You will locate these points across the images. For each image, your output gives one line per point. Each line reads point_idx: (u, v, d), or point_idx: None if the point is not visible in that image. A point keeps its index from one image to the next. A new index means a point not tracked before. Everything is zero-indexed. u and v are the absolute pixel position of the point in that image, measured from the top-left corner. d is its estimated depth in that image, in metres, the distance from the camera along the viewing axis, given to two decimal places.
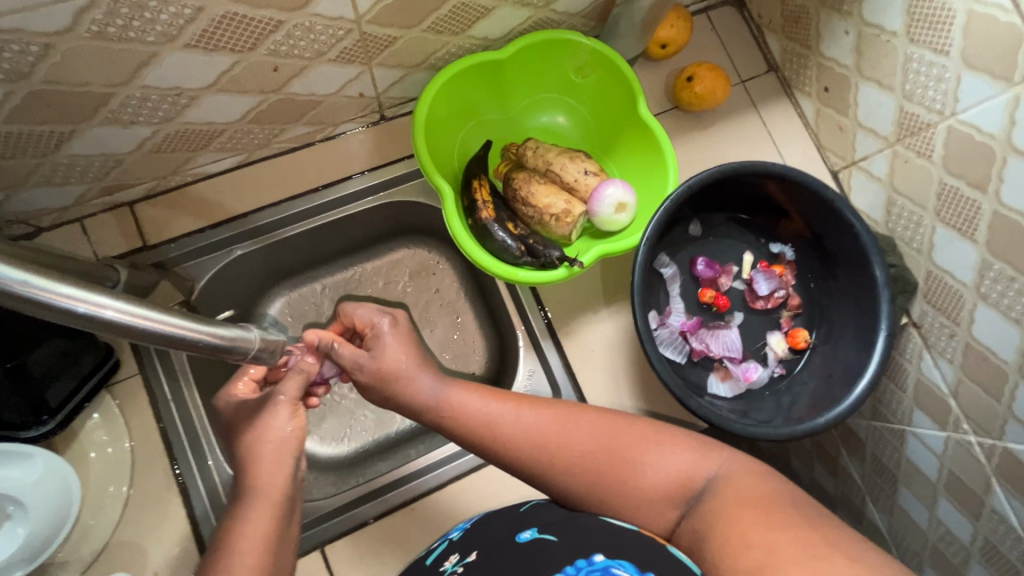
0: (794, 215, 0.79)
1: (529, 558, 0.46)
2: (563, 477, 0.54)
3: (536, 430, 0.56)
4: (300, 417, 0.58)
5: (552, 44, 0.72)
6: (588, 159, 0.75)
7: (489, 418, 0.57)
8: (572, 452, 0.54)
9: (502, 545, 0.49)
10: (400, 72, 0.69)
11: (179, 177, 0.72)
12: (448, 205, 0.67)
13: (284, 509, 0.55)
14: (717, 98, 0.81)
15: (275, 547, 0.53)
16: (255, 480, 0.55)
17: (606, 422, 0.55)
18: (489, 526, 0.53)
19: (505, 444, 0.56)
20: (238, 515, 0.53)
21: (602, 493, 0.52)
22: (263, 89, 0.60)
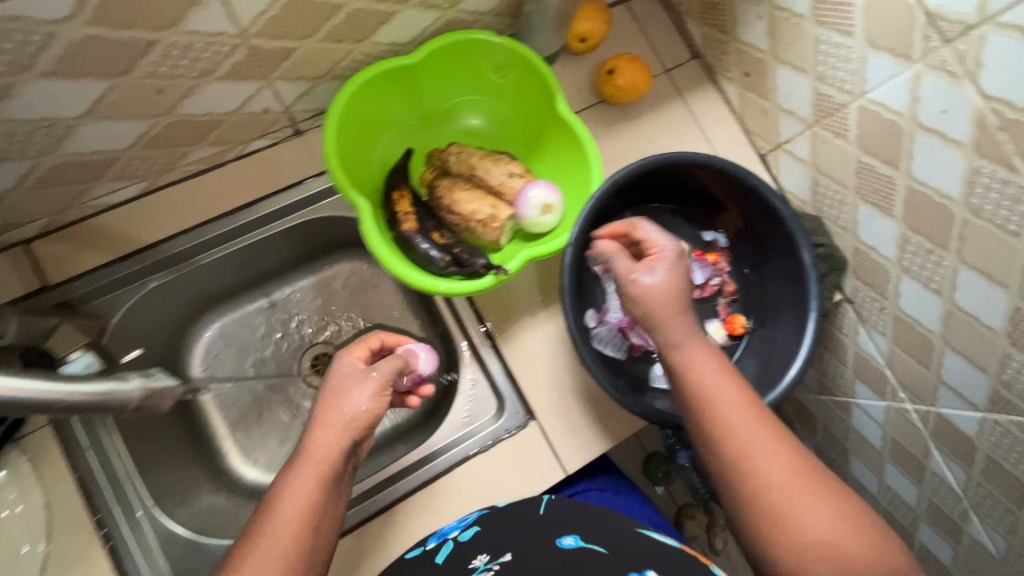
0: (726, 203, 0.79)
1: (576, 561, 0.58)
2: (723, 465, 0.57)
3: (750, 441, 0.57)
4: (379, 400, 0.62)
5: (465, 45, 0.70)
6: (512, 160, 0.73)
7: (721, 409, 0.58)
8: (765, 471, 0.55)
9: (546, 551, 0.60)
10: (306, 85, 0.66)
11: (79, 210, 0.67)
12: (366, 220, 0.64)
13: (332, 476, 0.59)
14: (640, 90, 0.80)
15: (315, 516, 0.56)
16: (308, 448, 0.59)
17: (812, 474, 0.56)
18: (510, 531, 0.63)
19: (720, 431, 0.58)
20: (292, 472, 0.58)
21: (765, 496, 0.55)
22: (151, 113, 0.57)
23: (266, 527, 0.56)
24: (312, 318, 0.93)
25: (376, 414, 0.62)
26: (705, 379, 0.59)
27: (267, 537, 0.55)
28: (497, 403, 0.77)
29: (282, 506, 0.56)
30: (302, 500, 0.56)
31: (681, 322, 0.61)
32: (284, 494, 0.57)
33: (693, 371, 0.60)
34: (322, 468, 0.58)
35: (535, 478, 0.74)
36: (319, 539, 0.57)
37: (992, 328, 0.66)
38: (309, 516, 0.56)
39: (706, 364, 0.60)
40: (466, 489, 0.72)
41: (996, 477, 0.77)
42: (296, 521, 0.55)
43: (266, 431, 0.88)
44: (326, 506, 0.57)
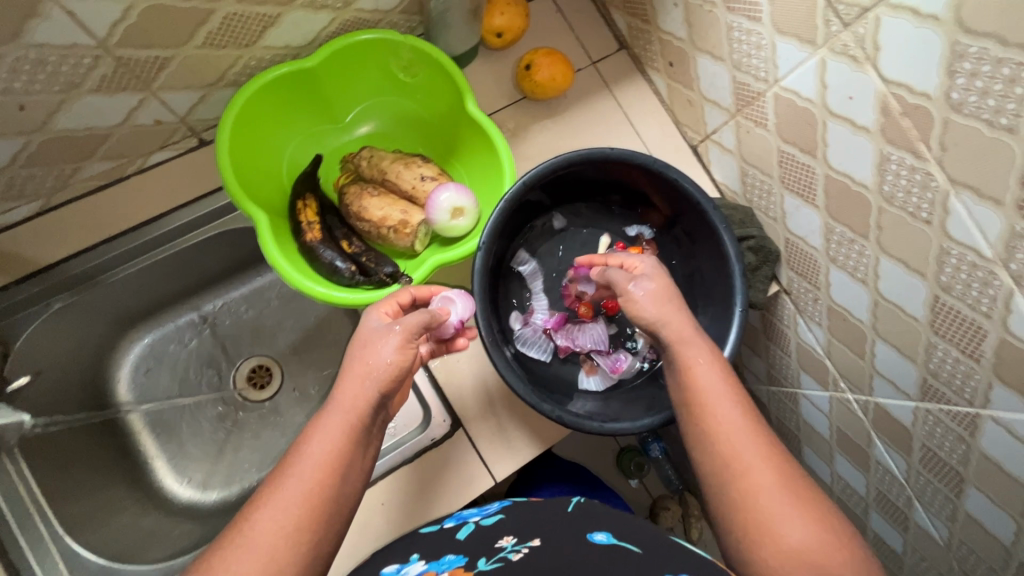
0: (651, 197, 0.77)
1: (606, 552, 0.51)
2: (713, 469, 0.52)
3: (743, 444, 0.51)
4: (406, 352, 0.53)
5: (367, 46, 0.67)
6: (425, 163, 0.71)
7: (712, 410, 0.53)
8: (752, 479, 0.50)
9: (578, 540, 0.53)
10: (197, 93, 0.63)
11: None
12: (263, 231, 0.62)
13: (360, 432, 0.51)
14: (560, 84, 0.78)
15: (337, 476, 0.49)
16: (337, 394, 0.52)
17: (804, 487, 0.50)
18: (539, 523, 0.58)
19: (712, 435, 0.53)
20: (321, 418, 0.52)
21: (750, 506, 0.49)
22: (21, 130, 0.54)
23: (284, 478, 0.48)
24: (243, 330, 0.91)
25: (404, 369, 0.53)
26: (695, 377, 0.55)
27: (289, 483, 0.48)
28: (423, 411, 0.74)
29: (304, 453, 0.49)
30: (327, 449, 0.49)
31: (680, 320, 0.57)
32: (310, 441, 0.50)
33: (691, 372, 0.55)
34: (350, 418, 0.51)
35: (462, 487, 0.72)
36: (343, 493, 0.50)
37: (916, 317, 0.65)
38: (334, 470, 0.49)
39: (706, 370, 0.55)
40: (389, 502, 0.71)
41: (933, 465, 0.75)
42: (319, 471, 0.48)
43: (198, 448, 0.86)
44: (354, 461, 0.51)
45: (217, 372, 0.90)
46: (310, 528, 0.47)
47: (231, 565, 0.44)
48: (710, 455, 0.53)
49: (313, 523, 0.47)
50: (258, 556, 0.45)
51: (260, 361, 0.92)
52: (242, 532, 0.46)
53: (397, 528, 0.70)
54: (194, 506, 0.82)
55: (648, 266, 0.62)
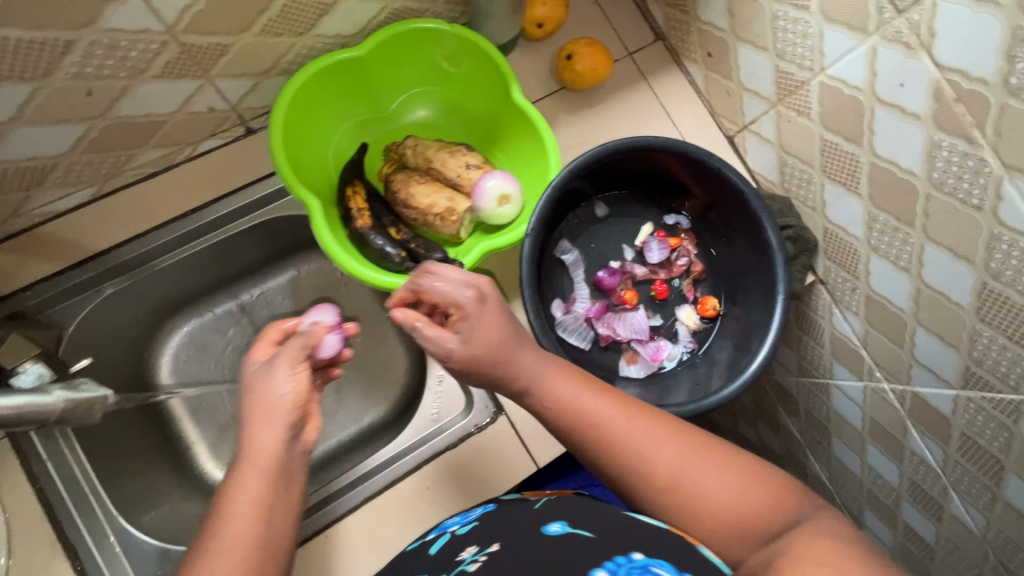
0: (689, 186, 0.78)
1: (559, 548, 0.44)
2: (617, 467, 0.50)
3: (622, 430, 0.50)
4: (299, 373, 0.55)
5: (415, 35, 0.68)
6: (469, 152, 0.72)
7: (589, 412, 0.52)
8: (658, 461, 0.49)
9: (529, 536, 0.47)
10: (250, 81, 0.64)
11: (25, 219, 0.66)
12: (317, 217, 0.63)
13: (279, 473, 0.50)
14: (600, 74, 0.79)
15: (268, 510, 0.48)
16: (247, 439, 0.51)
17: (683, 441, 0.49)
18: (502, 525, 0.50)
19: (590, 437, 0.51)
20: (233, 477, 0.50)
21: (668, 487, 0.48)
22: (86, 116, 0.55)
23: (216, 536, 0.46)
24: (280, 319, 0.92)
25: (304, 393, 0.54)
26: (555, 389, 0.53)
27: (212, 556, 0.44)
28: (465, 397, 0.76)
29: (224, 512, 0.47)
30: (253, 494, 0.48)
31: (498, 334, 0.54)
32: (229, 498, 0.48)
33: (552, 388, 0.54)
34: (264, 467, 0.50)
35: (506, 472, 0.73)
36: (276, 534, 0.48)
37: (961, 304, 0.65)
38: (264, 510, 0.48)
39: (563, 381, 0.54)
40: (435, 486, 0.72)
41: (973, 454, 0.76)
42: (244, 523, 0.46)
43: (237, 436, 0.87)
44: (282, 494, 0.49)
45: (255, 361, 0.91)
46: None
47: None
48: (610, 459, 0.50)
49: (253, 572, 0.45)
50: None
51: None
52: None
53: (441, 513, 0.71)
54: None
55: (448, 278, 0.55)
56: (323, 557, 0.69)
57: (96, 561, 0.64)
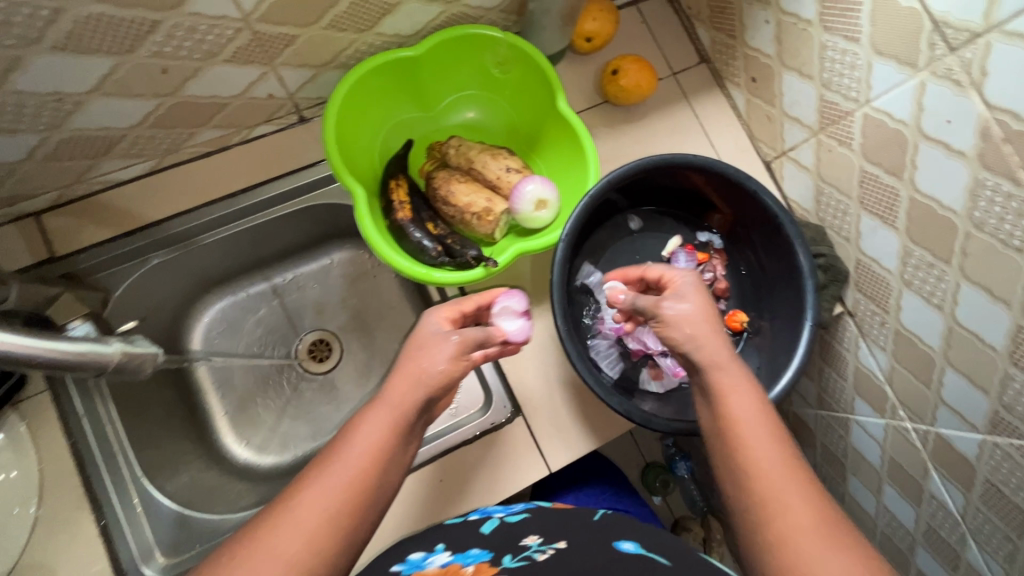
0: (722, 207, 0.79)
1: (631, 559, 0.51)
2: (760, 526, 0.45)
3: (787, 497, 0.45)
4: (457, 363, 0.58)
5: (468, 40, 0.70)
6: (511, 156, 0.74)
7: (757, 455, 0.47)
8: (795, 533, 0.43)
9: (601, 545, 0.54)
10: (309, 72, 0.67)
11: (86, 186, 0.69)
12: (361, 206, 0.65)
13: (402, 429, 0.54)
14: (644, 90, 0.80)
15: (380, 466, 0.52)
16: (387, 389, 0.56)
17: (860, 567, 0.41)
18: (560, 524, 0.60)
19: (747, 481, 0.47)
20: (369, 410, 0.55)
21: (798, 574, 0.42)
22: (157, 91, 0.58)
23: (334, 453, 0.52)
24: (310, 304, 0.95)
25: (452, 377, 0.58)
26: (734, 406, 0.50)
27: (332, 468, 0.50)
28: (484, 396, 0.76)
29: (353, 442, 0.52)
30: (371, 438, 0.52)
31: (717, 342, 0.52)
32: (357, 428, 0.53)
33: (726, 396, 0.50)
34: (395, 415, 0.54)
35: (517, 472, 0.74)
36: (389, 479, 0.52)
37: (994, 347, 0.64)
38: (380, 459, 0.52)
39: (739, 395, 0.50)
40: (448, 479, 0.73)
41: (996, 504, 0.73)
42: (366, 454, 0.51)
43: (259, 413, 0.89)
44: (395, 453, 0.53)
45: (284, 342, 0.94)
46: (352, 508, 0.49)
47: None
48: (755, 510, 0.46)
49: (354, 506, 0.49)
50: (302, 531, 0.46)
51: (321, 336, 0.95)
52: (288, 520, 0.46)
53: (450, 507, 0.72)
54: (251, 467, 0.86)
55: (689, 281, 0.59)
56: None
57: (118, 519, 0.66)
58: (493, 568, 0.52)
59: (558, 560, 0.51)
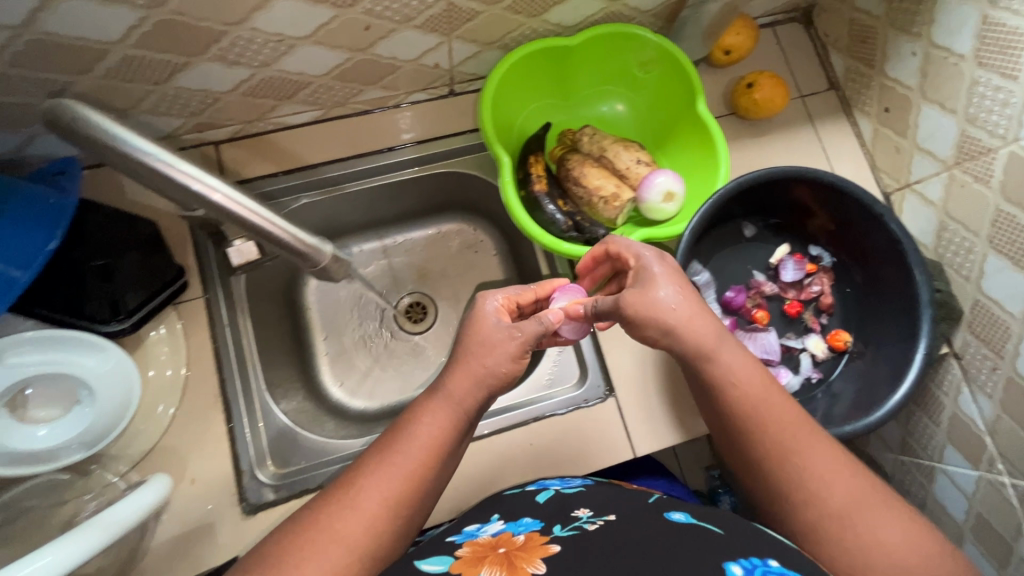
0: (817, 211, 0.79)
1: (684, 530, 0.50)
2: (785, 481, 0.53)
3: (799, 447, 0.54)
4: (518, 363, 0.59)
5: (619, 37, 0.75)
6: (641, 150, 0.78)
7: (768, 418, 0.55)
8: (823, 489, 0.52)
9: (653, 517, 0.53)
10: (475, 48, 0.73)
11: (263, 124, 0.77)
12: (505, 173, 0.70)
13: (460, 424, 0.58)
14: (775, 106, 0.83)
15: (441, 456, 0.56)
16: (448, 384, 0.58)
17: (864, 487, 0.52)
18: (613, 502, 0.59)
19: (765, 447, 0.54)
20: (428, 402, 0.58)
21: (835, 525, 0.50)
22: (353, 46, 0.65)
23: (401, 436, 0.57)
24: (416, 267, 1.01)
25: (513, 376, 0.60)
26: (736, 373, 0.56)
27: (393, 461, 0.54)
28: (580, 371, 0.81)
29: (411, 435, 0.56)
30: (430, 435, 0.56)
31: (698, 330, 0.57)
32: (418, 423, 0.57)
33: (735, 374, 0.56)
34: (453, 412, 0.58)
35: (603, 450, 0.76)
36: (445, 467, 0.57)
37: None
38: (439, 451, 0.56)
39: (745, 372, 0.57)
40: (537, 444, 0.76)
41: None
42: (424, 449, 0.56)
43: (355, 359, 0.96)
44: (451, 444, 0.58)
45: (386, 298, 1.00)
46: (411, 495, 0.54)
47: (308, 558, 0.49)
48: (779, 469, 0.53)
49: (412, 494, 0.54)
50: (362, 519, 0.51)
51: (419, 299, 1.01)
52: (352, 504, 0.52)
53: (532, 472, 0.75)
54: (342, 408, 0.92)
55: (648, 263, 0.59)
56: None
57: (243, 427, 0.72)
58: (543, 537, 0.51)
59: (606, 532, 0.51)
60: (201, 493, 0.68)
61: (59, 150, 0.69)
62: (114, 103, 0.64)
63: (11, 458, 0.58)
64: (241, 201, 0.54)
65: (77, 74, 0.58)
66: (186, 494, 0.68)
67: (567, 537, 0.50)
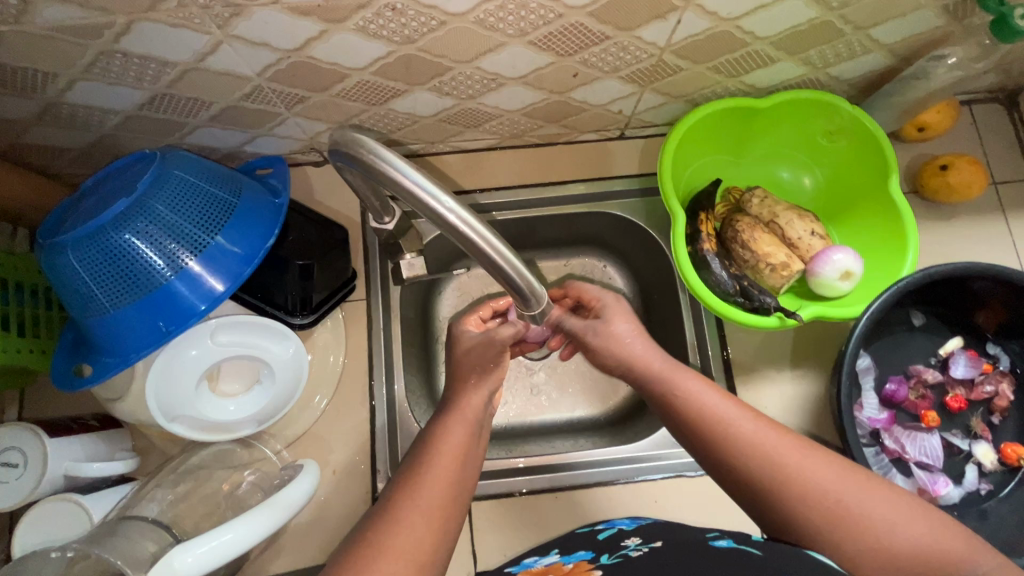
0: (996, 306, 0.72)
1: (722, 556, 0.46)
2: (763, 485, 0.49)
3: (771, 443, 0.50)
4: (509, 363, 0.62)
5: (815, 105, 0.73)
6: (815, 221, 0.75)
7: (730, 420, 0.52)
8: (808, 482, 0.47)
9: (692, 544, 0.50)
10: (663, 100, 0.73)
11: (442, 146, 0.81)
12: (678, 228, 0.70)
13: (476, 429, 0.57)
14: (969, 193, 0.77)
15: (471, 455, 0.54)
16: (463, 398, 0.58)
17: (840, 467, 0.48)
18: (665, 531, 0.56)
19: (733, 455, 0.50)
20: (443, 418, 0.57)
21: (830, 524, 0.46)
22: (554, 89, 0.68)
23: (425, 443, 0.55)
24: None
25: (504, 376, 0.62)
26: (694, 395, 0.54)
27: (425, 476, 0.51)
28: None
29: (438, 445, 0.54)
30: (454, 446, 0.54)
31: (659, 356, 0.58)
32: (443, 434, 0.55)
33: (689, 394, 0.54)
34: (471, 422, 0.56)
35: (730, 519, 0.74)
36: (470, 472, 0.54)
37: None
38: (462, 455, 0.54)
39: (697, 385, 0.55)
40: (662, 503, 0.75)
41: None
42: (453, 456, 0.53)
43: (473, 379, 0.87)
44: (473, 453, 0.55)
45: None
46: (446, 508, 0.50)
47: None
48: (757, 475, 0.49)
49: (448, 505, 0.50)
50: (418, 537, 0.47)
51: None
52: (394, 527, 0.47)
53: None
54: None
55: (605, 296, 0.64)
56: (537, 511, 0.75)
57: (383, 440, 0.74)
58: (589, 564, 0.51)
59: (648, 560, 0.49)
60: (339, 484, 0.72)
61: (270, 149, 0.76)
62: (331, 116, 0.69)
63: (198, 425, 0.64)
64: (485, 234, 0.46)
65: (316, 91, 0.63)
66: (327, 482, 0.72)
67: (612, 565, 0.50)
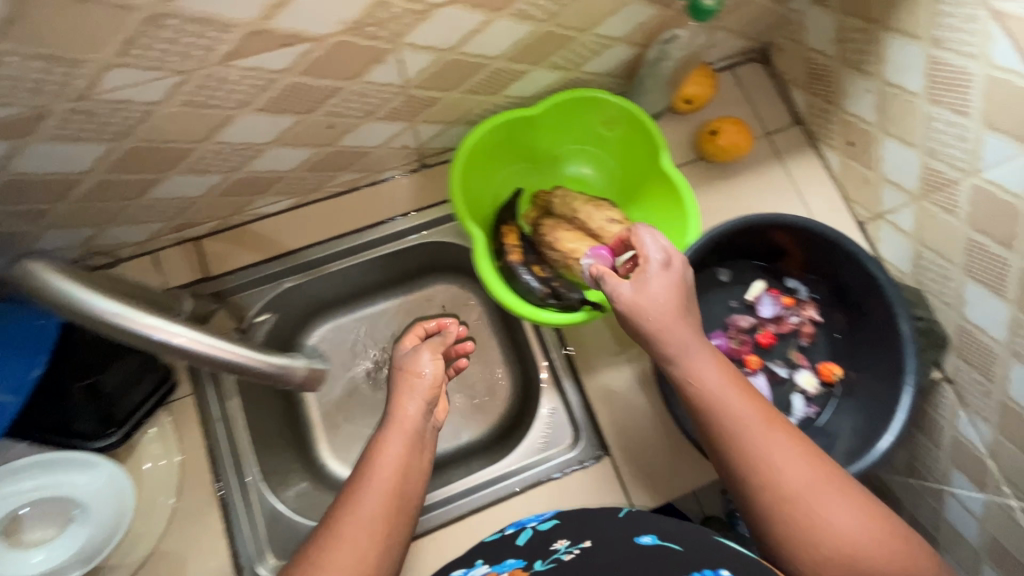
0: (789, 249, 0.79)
1: (657, 559, 0.47)
2: (741, 473, 0.51)
3: (769, 444, 0.50)
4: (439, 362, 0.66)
5: (582, 102, 0.76)
6: (613, 207, 0.78)
7: (734, 410, 0.52)
8: (789, 483, 0.48)
9: (622, 540, 0.50)
10: (441, 127, 0.75)
11: (241, 217, 0.78)
12: (478, 247, 0.71)
13: (416, 441, 0.60)
14: (739, 150, 0.84)
15: (404, 475, 0.56)
16: (399, 413, 0.61)
17: (824, 474, 0.49)
18: (589, 522, 0.55)
19: (728, 437, 0.52)
20: (384, 434, 0.59)
21: (804, 522, 0.47)
22: (320, 142, 0.67)
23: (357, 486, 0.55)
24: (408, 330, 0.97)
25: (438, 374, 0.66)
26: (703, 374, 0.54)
27: (357, 503, 0.52)
28: (573, 431, 0.79)
29: (372, 472, 0.55)
30: (391, 464, 0.56)
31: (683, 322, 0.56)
32: (383, 454, 0.57)
33: (700, 375, 0.54)
34: (405, 437, 0.59)
35: None
36: (411, 485, 0.57)
37: None
38: (404, 469, 0.57)
39: (709, 372, 0.54)
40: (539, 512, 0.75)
41: None
42: (390, 474, 0.55)
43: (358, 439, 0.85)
44: (413, 463, 0.58)
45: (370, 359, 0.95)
46: (384, 528, 0.52)
47: None
48: (740, 460, 0.51)
49: (384, 526, 0.52)
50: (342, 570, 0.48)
51: None
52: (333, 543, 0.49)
53: None
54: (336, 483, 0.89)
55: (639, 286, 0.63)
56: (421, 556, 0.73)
57: (242, 531, 0.70)
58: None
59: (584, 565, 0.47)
60: None
61: None
62: (91, 220, 0.65)
63: None
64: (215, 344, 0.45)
65: (54, 201, 0.59)
66: None
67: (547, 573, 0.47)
